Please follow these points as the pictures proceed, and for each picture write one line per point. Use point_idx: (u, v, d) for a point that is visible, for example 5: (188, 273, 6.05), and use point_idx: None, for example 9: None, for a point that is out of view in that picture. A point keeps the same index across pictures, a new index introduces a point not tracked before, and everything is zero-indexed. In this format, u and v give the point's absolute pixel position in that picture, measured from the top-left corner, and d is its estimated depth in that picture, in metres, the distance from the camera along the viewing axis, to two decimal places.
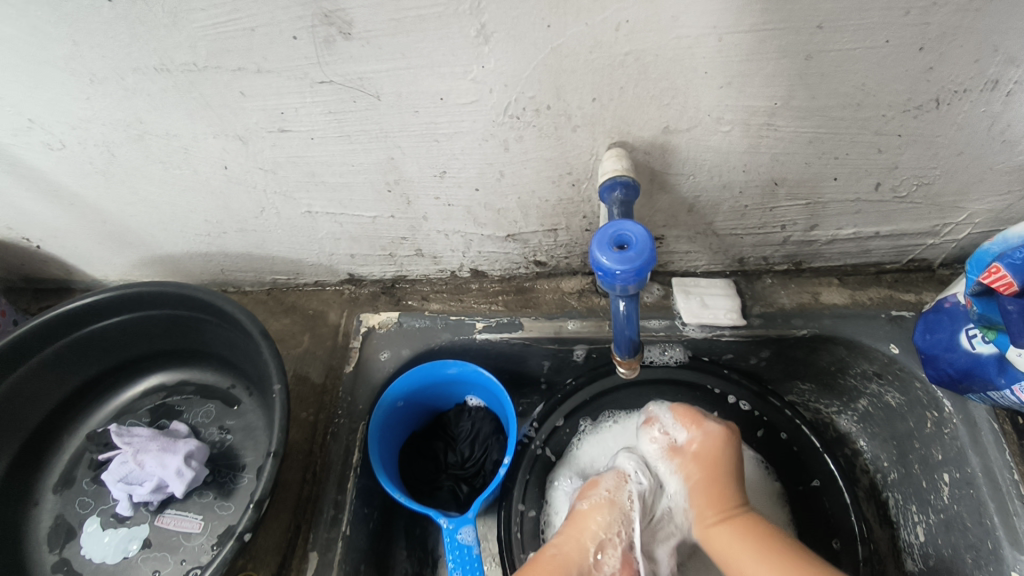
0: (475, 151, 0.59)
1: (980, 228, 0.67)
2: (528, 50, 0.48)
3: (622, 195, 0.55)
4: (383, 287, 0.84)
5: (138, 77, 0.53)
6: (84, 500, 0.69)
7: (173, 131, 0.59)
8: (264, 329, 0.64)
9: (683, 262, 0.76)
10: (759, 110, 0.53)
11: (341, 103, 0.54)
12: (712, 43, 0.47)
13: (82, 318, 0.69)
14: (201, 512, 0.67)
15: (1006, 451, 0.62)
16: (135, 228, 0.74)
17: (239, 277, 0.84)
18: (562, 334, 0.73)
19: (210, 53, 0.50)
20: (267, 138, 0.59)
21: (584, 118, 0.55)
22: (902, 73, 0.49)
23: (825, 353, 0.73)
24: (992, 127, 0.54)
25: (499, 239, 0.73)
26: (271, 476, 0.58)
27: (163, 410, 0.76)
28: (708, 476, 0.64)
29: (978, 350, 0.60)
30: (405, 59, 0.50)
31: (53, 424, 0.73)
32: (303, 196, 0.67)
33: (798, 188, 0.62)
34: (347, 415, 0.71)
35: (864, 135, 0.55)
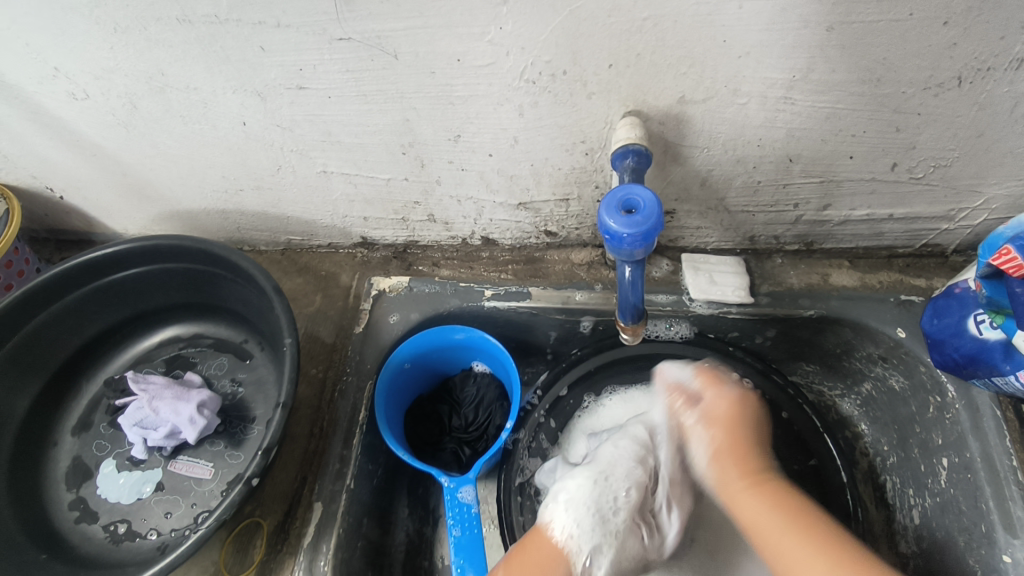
0: (490, 115, 0.59)
1: (997, 214, 0.67)
2: (546, 12, 0.48)
3: (635, 162, 0.55)
4: (395, 252, 0.85)
5: (161, 27, 0.54)
6: (101, 444, 0.72)
7: (194, 85, 0.60)
8: (276, 284, 0.66)
9: (694, 238, 0.76)
10: (777, 83, 0.53)
11: (359, 61, 0.55)
12: (732, 10, 0.47)
13: (103, 267, 0.71)
14: (211, 459, 0.70)
15: (1006, 437, 0.62)
16: (155, 182, 0.75)
17: (254, 236, 0.85)
18: (569, 304, 0.74)
19: (231, 5, 0.51)
20: (285, 95, 0.60)
21: (600, 84, 0.55)
22: (924, 49, 0.49)
23: (831, 334, 0.73)
24: (1014, 109, 0.53)
25: (511, 207, 0.73)
26: (279, 425, 0.59)
27: (177, 361, 0.78)
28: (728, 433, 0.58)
29: (985, 336, 0.60)
30: (424, 17, 0.50)
31: (72, 369, 0.76)
32: (319, 156, 0.68)
33: (812, 165, 0.62)
34: (355, 373, 0.73)
35: (882, 112, 0.55)
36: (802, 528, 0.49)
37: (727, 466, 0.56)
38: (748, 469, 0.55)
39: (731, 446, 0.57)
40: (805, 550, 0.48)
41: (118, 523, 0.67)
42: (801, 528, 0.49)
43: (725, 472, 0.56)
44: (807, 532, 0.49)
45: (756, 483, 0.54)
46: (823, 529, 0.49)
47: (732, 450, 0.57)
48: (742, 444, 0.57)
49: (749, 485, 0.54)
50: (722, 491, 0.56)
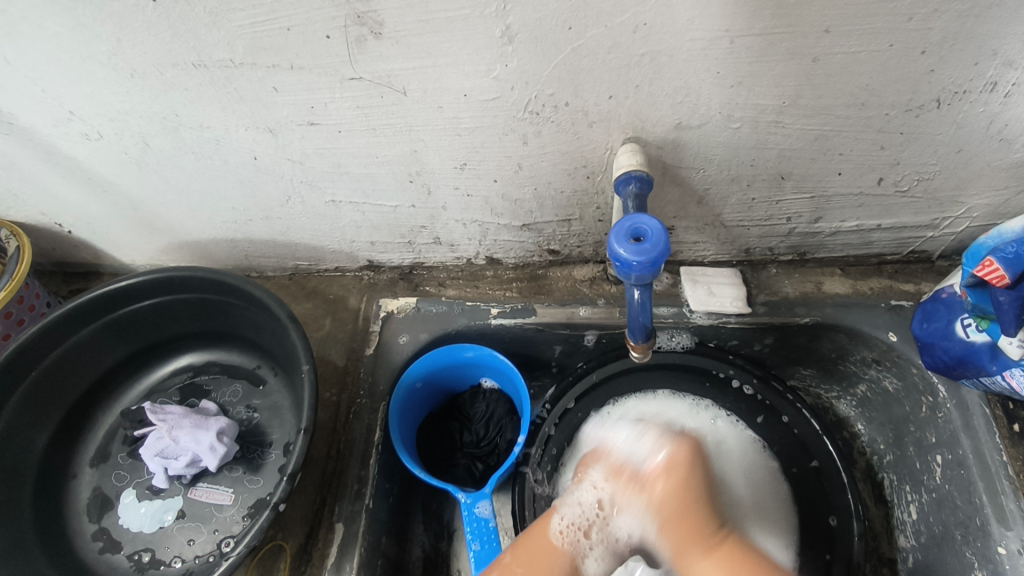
0: (495, 144, 0.62)
1: (979, 222, 0.70)
2: (550, 50, 0.51)
3: (637, 188, 0.57)
4: (401, 274, 0.87)
5: (176, 72, 0.56)
6: (119, 474, 0.74)
7: (207, 124, 0.62)
8: (290, 313, 0.68)
9: (692, 252, 0.79)
10: (768, 109, 0.56)
11: (369, 98, 0.57)
12: (724, 46, 0.50)
13: (117, 300, 0.73)
14: (231, 485, 0.71)
15: (996, 434, 0.65)
16: (165, 215, 0.77)
17: (262, 262, 0.87)
18: (573, 320, 0.77)
19: (246, 51, 0.53)
20: (296, 131, 0.62)
21: (600, 114, 0.57)
22: (906, 75, 0.52)
23: (827, 340, 0.76)
24: (990, 126, 0.56)
25: (515, 229, 0.75)
26: (302, 450, 0.61)
27: (191, 389, 0.79)
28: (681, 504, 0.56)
29: (972, 339, 0.63)
30: (432, 58, 0.52)
31: (89, 402, 0.77)
32: (328, 186, 0.70)
33: (803, 182, 0.65)
34: (368, 395, 0.75)
35: (867, 132, 0.58)
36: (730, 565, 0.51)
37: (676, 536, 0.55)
38: (692, 525, 0.54)
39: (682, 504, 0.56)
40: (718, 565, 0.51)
41: (142, 551, 0.68)
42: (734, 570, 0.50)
43: (676, 535, 0.55)
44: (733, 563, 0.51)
45: (712, 547, 0.53)
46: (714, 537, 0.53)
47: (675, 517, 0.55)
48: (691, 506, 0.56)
49: (707, 549, 0.53)
50: (680, 561, 0.54)
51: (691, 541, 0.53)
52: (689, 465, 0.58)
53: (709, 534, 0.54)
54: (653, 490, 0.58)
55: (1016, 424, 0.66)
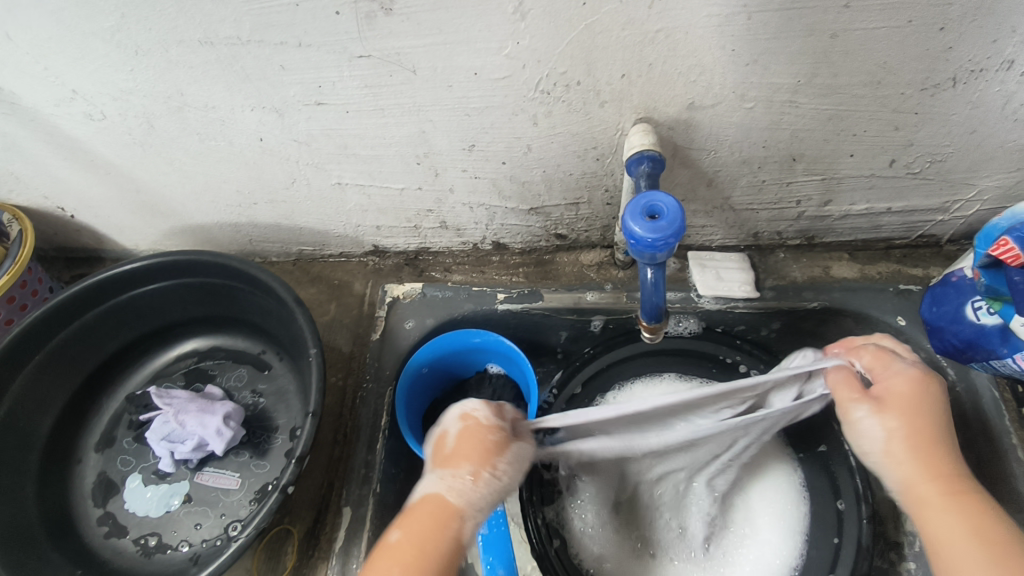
0: (504, 125, 0.61)
1: (989, 205, 0.70)
2: (563, 27, 0.50)
3: (650, 168, 0.57)
4: (406, 259, 0.86)
5: (182, 50, 0.55)
6: (125, 458, 0.73)
7: (213, 104, 0.61)
8: (298, 296, 0.67)
9: (700, 236, 0.78)
10: (782, 87, 0.55)
11: (378, 77, 0.56)
12: (740, 22, 0.49)
13: (121, 283, 0.72)
14: (238, 469, 0.71)
15: (1006, 418, 0.65)
16: (168, 199, 0.76)
17: (266, 247, 0.86)
18: (580, 305, 0.76)
19: (254, 27, 0.52)
20: (303, 111, 0.61)
21: (612, 93, 0.57)
22: (922, 53, 0.51)
23: (835, 325, 0.76)
24: (1006, 106, 0.56)
25: (522, 212, 0.75)
26: (310, 434, 0.61)
27: (196, 373, 0.79)
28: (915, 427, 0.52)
29: (983, 321, 0.63)
30: (443, 34, 0.51)
31: (93, 387, 0.76)
32: (334, 168, 0.69)
33: (815, 164, 0.65)
34: (375, 380, 0.75)
35: (881, 113, 0.57)
36: (986, 534, 0.46)
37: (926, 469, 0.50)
38: (936, 468, 0.50)
39: (918, 432, 0.52)
40: (954, 522, 0.48)
41: (149, 536, 0.68)
42: (992, 538, 0.46)
43: (913, 470, 0.51)
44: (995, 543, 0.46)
45: (951, 494, 0.49)
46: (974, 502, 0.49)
47: (924, 446, 0.51)
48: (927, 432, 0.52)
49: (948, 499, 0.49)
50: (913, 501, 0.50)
51: (947, 487, 0.49)
52: (922, 387, 0.54)
53: (947, 476, 0.50)
54: (903, 431, 0.52)
55: None
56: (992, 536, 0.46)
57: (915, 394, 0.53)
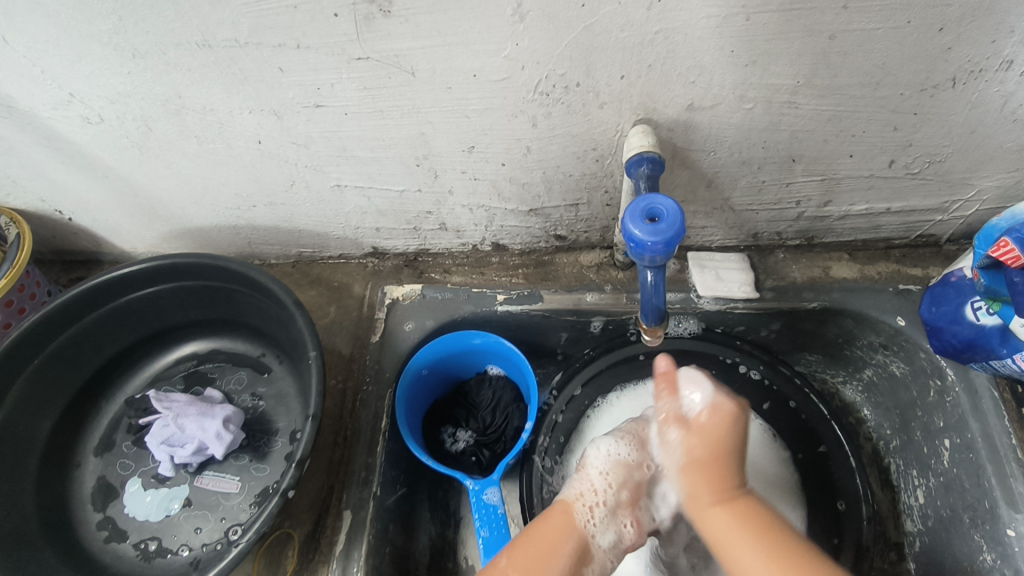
0: (504, 127, 0.61)
1: (988, 205, 0.70)
2: (562, 28, 0.50)
3: (649, 170, 0.56)
4: (406, 261, 0.86)
5: (180, 52, 0.55)
6: (124, 462, 0.73)
7: (211, 106, 0.61)
8: (297, 299, 0.67)
9: (700, 237, 0.78)
10: (782, 88, 0.55)
11: (377, 79, 0.56)
12: (739, 23, 0.49)
13: (119, 287, 0.72)
14: (237, 473, 0.71)
15: (1005, 418, 0.65)
16: (167, 202, 0.76)
17: (265, 249, 0.86)
18: (580, 306, 0.76)
19: (252, 30, 0.52)
20: (302, 114, 0.61)
21: (612, 95, 0.56)
22: (921, 53, 0.51)
23: (834, 325, 0.76)
24: (1004, 107, 0.56)
25: (522, 214, 0.75)
26: (311, 437, 0.61)
27: (195, 377, 0.78)
28: (711, 453, 0.54)
29: (982, 322, 0.63)
30: (442, 36, 0.51)
31: (91, 391, 0.76)
32: (333, 170, 0.69)
33: (814, 164, 0.65)
34: (375, 382, 0.75)
35: (881, 113, 0.57)
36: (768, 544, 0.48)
37: (703, 480, 0.53)
38: (716, 476, 0.53)
39: (710, 450, 0.54)
40: (728, 524, 0.50)
41: (148, 540, 0.68)
42: (754, 534, 0.49)
43: (696, 480, 0.53)
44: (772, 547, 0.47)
45: (726, 501, 0.52)
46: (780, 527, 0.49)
47: (707, 461, 0.53)
48: (718, 453, 0.54)
49: (725, 501, 0.52)
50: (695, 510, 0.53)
51: (711, 492, 0.52)
52: (738, 415, 0.55)
53: (729, 489, 0.52)
54: (683, 442, 0.55)
55: None
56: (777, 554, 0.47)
57: (723, 424, 0.55)
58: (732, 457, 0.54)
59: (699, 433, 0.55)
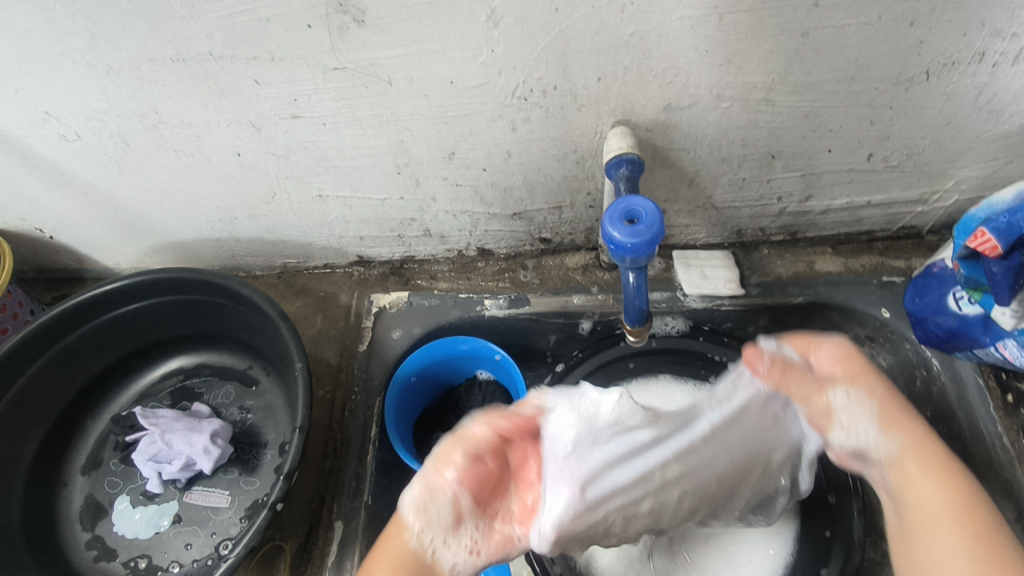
0: (483, 132, 0.61)
1: (967, 195, 0.70)
2: (536, 33, 0.50)
3: (629, 171, 0.56)
4: (391, 268, 0.86)
5: (154, 67, 0.54)
6: (112, 480, 0.72)
7: (188, 120, 0.60)
8: (282, 311, 0.67)
9: (684, 235, 0.78)
10: (758, 86, 0.55)
11: (354, 88, 0.56)
12: (713, 23, 0.49)
13: (101, 305, 0.71)
14: (227, 487, 0.70)
15: (990, 406, 0.67)
16: (148, 217, 0.76)
17: (249, 261, 0.85)
18: (567, 309, 0.77)
19: (226, 43, 0.51)
20: (280, 125, 0.61)
21: (589, 97, 0.57)
22: (894, 48, 0.52)
23: (820, 319, 0.77)
24: (979, 97, 0.56)
25: (506, 218, 0.75)
26: (298, 449, 0.60)
27: (182, 392, 0.78)
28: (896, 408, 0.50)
29: (965, 311, 0.63)
30: (417, 44, 0.51)
31: (76, 410, 0.75)
32: (314, 180, 0.68)
33: (794, 160, 0.65)
34: (363, 391, 0.75)
35: (857, 108, 0.58)
36: (953, 476, 0.47)
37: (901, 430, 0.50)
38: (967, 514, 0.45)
39: (918, 445, 0.49)
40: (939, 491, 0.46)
41: (139, 558, 0.67)
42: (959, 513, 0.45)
43: (924, 455, 0.48)
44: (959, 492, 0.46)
45: (930, 466, 0.48)
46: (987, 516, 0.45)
47: (893, 406, 0.51)
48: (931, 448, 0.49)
49: (928, 473, 0.48)
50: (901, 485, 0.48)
51: (933, 459, 0.48)
52: (880, 376, 0.52)
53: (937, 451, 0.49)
54: (892, 444, 0.49)
55: (1009, 394, 0.68)
56: (975, 532, 0.44)
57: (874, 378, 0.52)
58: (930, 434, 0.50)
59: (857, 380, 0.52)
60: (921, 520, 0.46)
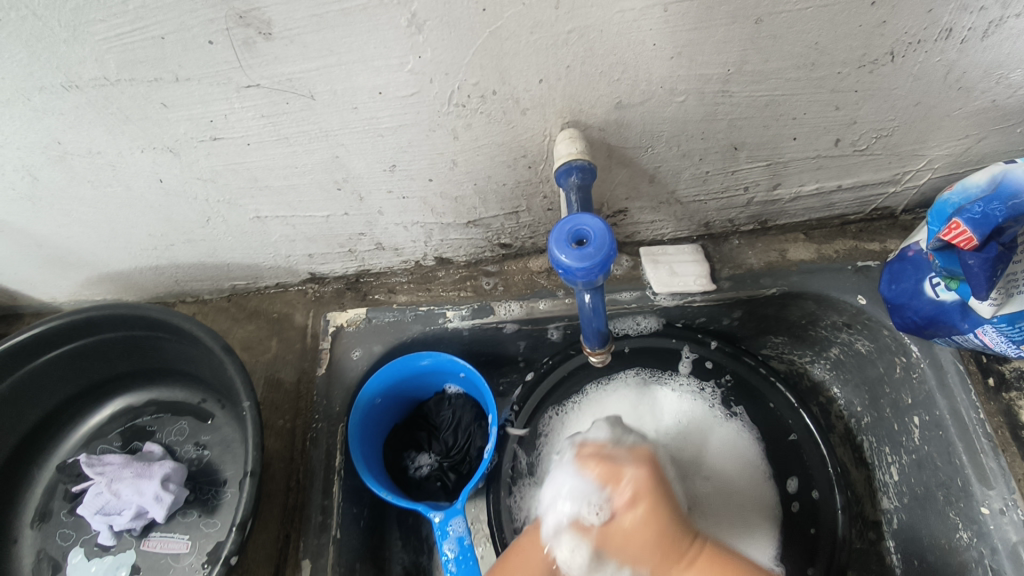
0: (423, 142, 0.56)
1: (941, 173, 0.67)
2: (465, 36, 0.45)
3: (579, 180, 0.52)
4: (347, 283, 0.81)
5: (47, 96, 0.49)
6: (64, 532, 0.68)
7: (97, 149, 0.55)
8: (226, 344, 0.62)
9: (650, 231, 0.75)
10: (713, 78, 0.51)
11: (274, 106, 0.51)
12: (657, 15, 0.45)
13: (32, 349, 0.66)
14: (186, 531, 0.66)
15: (972, 391, 0.63)
16: (76, 250, 0.70)
17: (195, 286, 0.81)
18: (533, 315, 0.73)
19: (121, 66, 0.46)
20: (199, 148, 0.55)
21: (533, 100, 0.52)
22: (855, 29, 0.47)
23: (795, 308, 0.74)
24: (948, 75, 0.53)
25: (461, 226, 0.70)
26: (251, 495, 0.57)
27: (133, 432, 0.74)
28: (654, 511, 0.47)
29: (942, 298, 0.60)
30: (335, 55, 0.46)
31: (18, 460, 0.71)
32: (249, 202, 0.64)
33: (758, 150, 0.61)
34: (324, 419, 0.71)
35: (820, 93, 0.54)
36: None
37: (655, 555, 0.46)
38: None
39: (725, 570, 0.45)
40: None
41: None
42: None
43: (651, 557, 0.46)
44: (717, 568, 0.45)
45: (694, 558, 0.46)
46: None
47: (658, 538, 0.46)
48: (663, 529, 0.47)
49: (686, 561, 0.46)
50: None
51: (668, 560, 0.46)
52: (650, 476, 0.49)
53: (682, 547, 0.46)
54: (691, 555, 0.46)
55: (991, 377, 0.64)
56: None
57: (650, 483, 0.49)
58: (670, 525, 0.47)
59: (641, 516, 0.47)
60: None
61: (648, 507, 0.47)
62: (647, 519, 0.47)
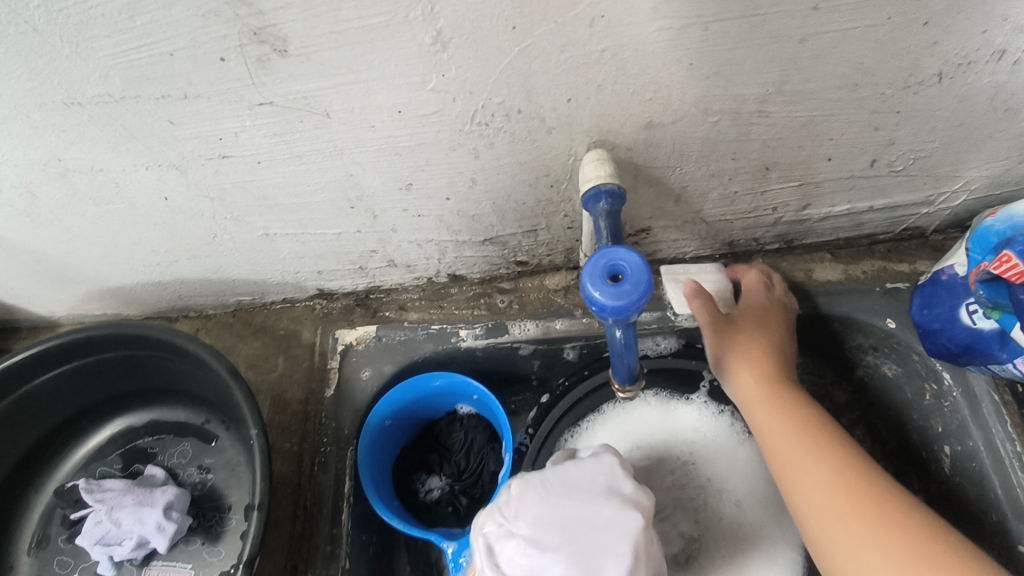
0: (442, 161, 0.54)
1: (976, 194, 0.64)
2: (493, 54, 0.43)
3: (609, 206, 0.50)
4: (356, 299, 0.78)
5: (47, 112, 0.46)
6: (63, 560, 0.66)
7: (99, 166, 0.52)
8: (233, 368, 0.60)
9: (672, 250, 0.72)
10: (750, 98, 0.49)
11: (286, 124, 0.48)
12: (697, 34, 0.42)
13: (29, 370, 0.63)
14: (189, 560, 0.64)
15: (1008, 423, 0.61)
16: (77, 265, 0.68)
17: (199, 301, 0.78)
18: (550, 335, 0.70)
19: (125, 82, 0.43)
20: (207, 166, 0.53)
21: (559, 119, 0.49)
22: (903, 50, 0.45)
23: (820, 330, 0.71)
24: (994, 97, 0.50)
25: (477, 244, 0.68)
26: (257, 533, 0.54)
27: (134, 453, 0.71)
28: (778, 405, 0.59)
29: (979, 326, 0.58)
30: (354, 73, 0.43)
31: (15, 482, 0.68)
32: (257, 220, 0.61)
33: (790, 170, 0.58)
34: (333, 442, 0.68)
35: (860, 114, 0.51)
36: (896, 525, 0.48)
37: (780, 417, 0.58)
38: (848, 482, 0.52)
39: (813, 438, 0.56)
40: (857, 528, 0.49)
41: None
42: (854, 490, 0.51)
43: (776, 417, 0.59)
44: (830, 463, 0.54)
45: (818, 437, 0.56)
46: (870, 481, 0.52)
47: (775, 403, 0.59)
48: (788, 403, 0.59)
49: (804, 437, 0.56)
50: (784, 459, 0.56)
51: (801, 433, 0.57)
52: (771, 348, 0.63)
53: (812, 424, 0.57)
54: (792, 425, 0.57)
55: None
56: (908, 538, 0.48)
57: (771, 365, 0.62)
58: (807, 409, 0.59)
59: (755, 367, 0.62)
60: (819, 514, 0.52)
61: (755, 373, 0.62)
62: (756, 385, 0.61)
